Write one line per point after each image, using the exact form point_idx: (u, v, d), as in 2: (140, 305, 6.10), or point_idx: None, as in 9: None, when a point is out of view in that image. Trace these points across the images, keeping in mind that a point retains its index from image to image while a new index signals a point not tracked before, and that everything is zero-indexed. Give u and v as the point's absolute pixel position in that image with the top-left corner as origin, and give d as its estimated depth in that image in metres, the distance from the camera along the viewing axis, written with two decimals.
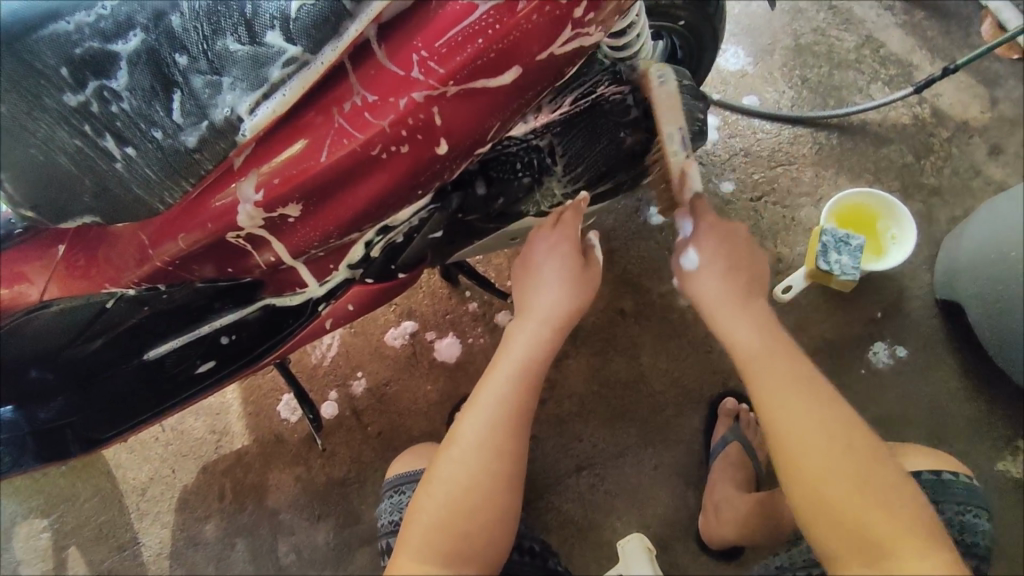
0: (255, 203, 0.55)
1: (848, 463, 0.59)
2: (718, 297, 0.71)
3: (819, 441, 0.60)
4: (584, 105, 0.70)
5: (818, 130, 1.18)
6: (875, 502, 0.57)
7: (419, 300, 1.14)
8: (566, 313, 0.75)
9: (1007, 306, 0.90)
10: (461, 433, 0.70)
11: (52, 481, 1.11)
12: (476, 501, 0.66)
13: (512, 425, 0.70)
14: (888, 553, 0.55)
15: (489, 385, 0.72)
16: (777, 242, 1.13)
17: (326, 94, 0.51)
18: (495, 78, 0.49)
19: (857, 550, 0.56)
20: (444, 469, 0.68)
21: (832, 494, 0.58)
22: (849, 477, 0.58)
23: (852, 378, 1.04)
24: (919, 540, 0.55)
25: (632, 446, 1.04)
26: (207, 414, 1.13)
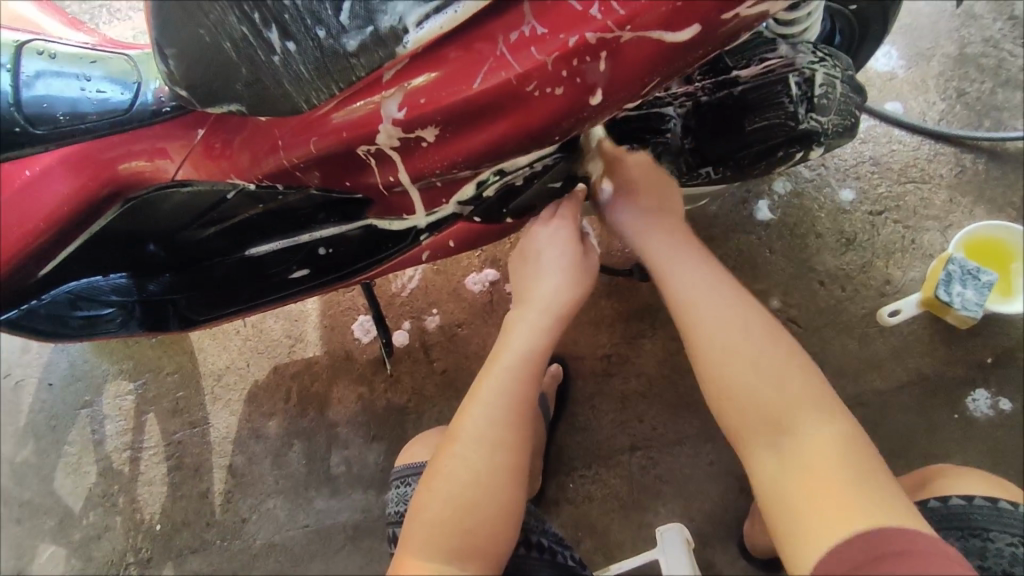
0: (396, 121, 0.56)
1: (760, 359, 0.59)
2: (639, 220, 0.71)
3: (735, 346, 0.60)
4: (758, 71, 0.65)
5: (964, 151, 1.08)
6: (773, 379, 0.58)
7: (505, 251, 1.14)
8: (569, 299, 0.72)
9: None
10: (462, 430, 0.67)
11: (142, 350, 1.20)
12: (480, 497, 0.64)
13: (515, 417, 0.68)
14: (786, 430, 0.57)
15: (491, 375, 0.70)
16: (890, 262, 1.06)
17: (494, 20, 0.50)
18: (673, 33, 0.47)
19: (754, 426, 0.58)
20: (446, 469, 0.65)
21: (739, 393, 0.59)
22: (751, 366, 0.59)
23: (942, 420, 0.98)
24: (818, 416, 0.57)
25: (691, 437, 1.02)
26: (287, 318, 1.18)
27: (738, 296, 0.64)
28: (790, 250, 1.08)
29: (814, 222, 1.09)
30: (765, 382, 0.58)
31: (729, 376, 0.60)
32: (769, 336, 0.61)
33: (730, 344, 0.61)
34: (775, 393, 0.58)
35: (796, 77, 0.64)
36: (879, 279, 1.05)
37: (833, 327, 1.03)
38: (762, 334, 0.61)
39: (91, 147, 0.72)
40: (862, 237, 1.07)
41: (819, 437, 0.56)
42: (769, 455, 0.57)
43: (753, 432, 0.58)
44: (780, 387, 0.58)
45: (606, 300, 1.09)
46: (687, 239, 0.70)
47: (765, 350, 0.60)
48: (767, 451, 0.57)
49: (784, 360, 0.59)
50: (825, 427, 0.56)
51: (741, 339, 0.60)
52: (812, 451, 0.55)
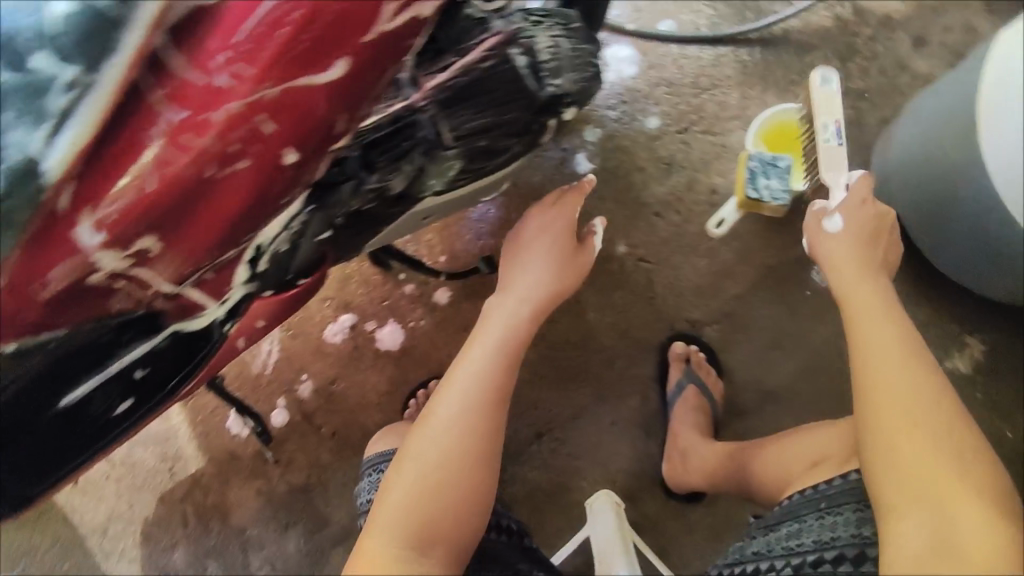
0: (101, 246, 0.44)
1: (946, 438, 0.56)
2: (844, 244, 0.76)
3: (918, 410, 0.58)
4: (479, 57, 0.62)
5: (739, 46, 1.11)
6: (940, 454, 0.55)
7: (353, 291, 1.10)
8: (543, 294, 0.80)
9: (953, 200, 0.85)
10: (434, 416, 0.70)
11: (9, 535, 1.07)
12: (445, 477, 0.66)
13: (489, 407, 0.72)
14: (948, 501, 0.52)
15: (466, 363, 0.75)
16: (710, 172, 1.08)
17: (131, 121, 0.42)
18: (322, 75, 0.43)
19: (916, 498, 0.54)
20: (415, 450, 0.68)
21: (915, 462, 0.55)
22: (934, 444, 0.56)
23: (799, 301, 1.02)
24: (975, 494, 0.52)
25: (587, 406, 1.02)
26: (155, 443, 1.09)
27: (924, 364, 0.62)
28: (619, 192, 1.08)
29: (632, 158, 1.10)
30: (951, 458, 0.55)
31: (902, 441, 0.57)
32: (901, 372, 0.61)
33: (893, 375, 0.61)
34: (905, 428, 0.57)
35: (516, 51, 0.62)
36: (705, 192, 1.07)
37: (681, 252, 1.05)
38: (930, 388, 0.60)
39: None
40: (679, 157, 1.09)
41: (942, 469, 0.54)
42: (921, 525, 0.52)
43: (912, 503, 0.54)
44: (918, 433, 0.57)
45: (466, 303, 1.07)
46: (862, 271, 0.73)
47: (940, 417, 0.58)
48: (919, 524, 0.52)
49: (952, 421, 0.58)
50: (985, 509, 0.52)
51: (923, 402, 0.59)
52: (975, 538, 0.50)
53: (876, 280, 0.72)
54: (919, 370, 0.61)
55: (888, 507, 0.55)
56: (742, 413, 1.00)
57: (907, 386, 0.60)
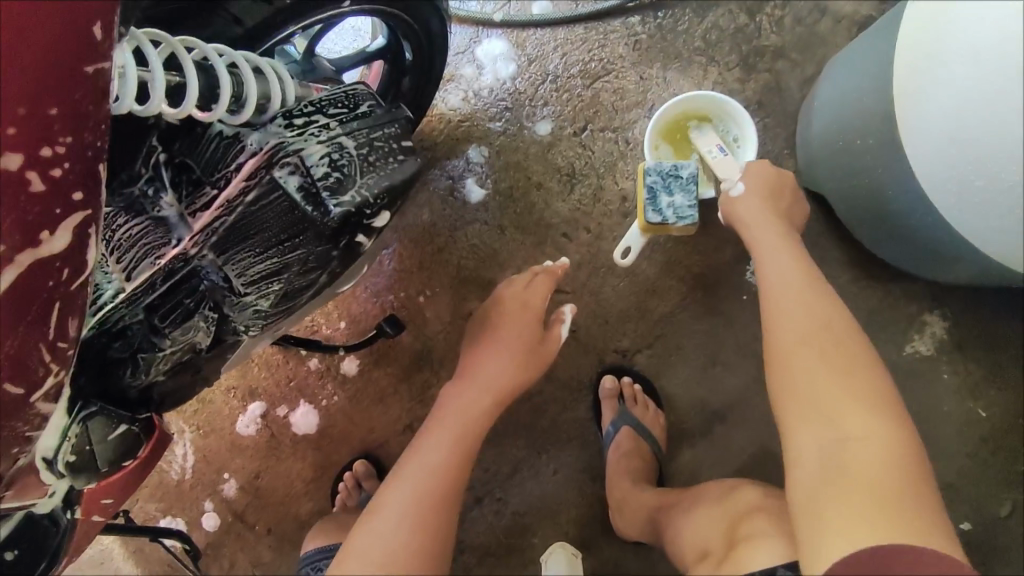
0: None
1: (853, 378, 0.59)
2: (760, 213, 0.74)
3: (823, 351, 0.62)
4: (238, 186, 0.50)
5: (629, 17, 0.94)
6: (843, 386, 0.59)
7: (256, 376, 1.01)
8: (507, 381, 0.77)
9: (885, 200, 0.74)
10: (393, 486, 0.67)
11: None
12: (405, 557, 0.62)
13: (454, 473, 0.69)
14: (840, 418, 0.57)
15: (435, 432, 0.73)
16: (617, 176, 0.94)
17: None
18: None
19: (812, 415, 0.58)
20: (370, 528, 0.63)
21: (820, 395, 0.59)
22: (839, 374, 0.60)
23: (735, 308, 0.91)
24: (869, 410, 0.57)
25: (524, 459, 0.94)
26: (94, 566, 1.04)
27: (834, 307, 0.66)
28: (520, 217, 0.95)
29: (528, 173, 0.96)
30: (849, 391, 0.58)
31: (805, 372, 0.61)
32: (827, 354, 0.62)
33: (813, 354, 0.62)
34: (827, 403, 0.58)
35: (281, 170, 0.50)
36: (615, 199, 0.94)
37: (598, 274, 0.93)
38: (838, 330, 0.64)
39: None
40: (579, 164, 0.95)
41: (873, 430, 0.55)
42: (822, 441, 0.56)
43: (809, 422, 0.58)
44: (842, 376, 0.59)
45: (377, 371, 0.97)
46: (813, 279, 0.68)
47: (840, 355, 0.62)
48: (819, 442, 0.56)
49: (860, 358, 0.61)
50: (881, 428, 0.55)
51: (820, 348, 0.62)
52: (871, 467, 0.53)
53: (794, 247, 0.72)
54: (828, 321, 0.64)
55: (787, 428, 0.60)
56: (689, 438, 0.92)
57: (837, 365, 0.60)
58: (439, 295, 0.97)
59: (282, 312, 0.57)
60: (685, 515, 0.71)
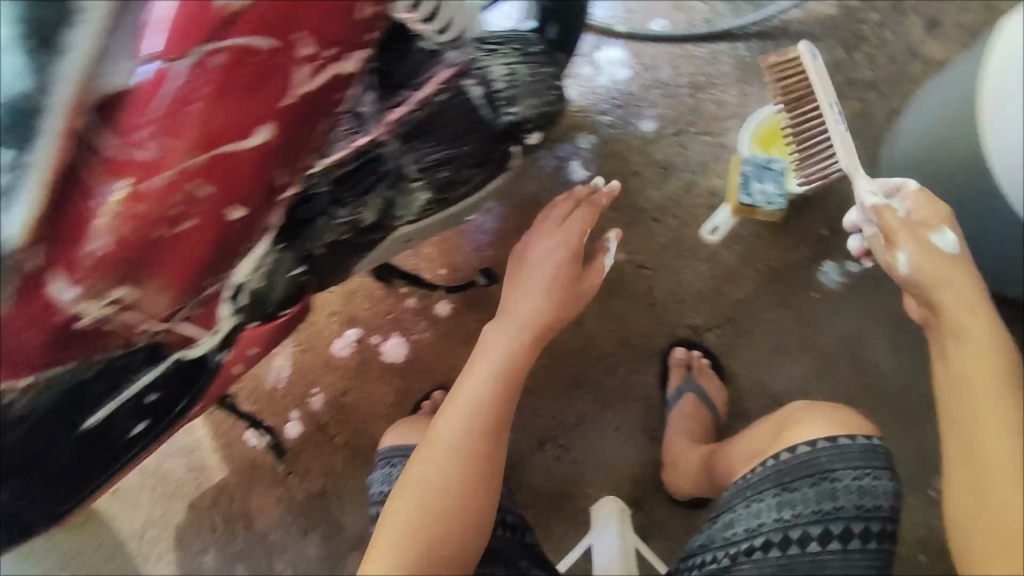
0: (76, 298, 0.46)
1: (1003, 365, 0.58)
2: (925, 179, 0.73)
3: (983, 338, 0.60)
4: (435, 89, 0.61)
5: (736, 42, 1.08)
6: (991, 375, 0.58)
7: (358, 305, 1.13)
8: (541, 317, 0.83)
9: (951, 207, 0.85)
10: (434, 435, 0.72)
11: (56, 542, 1.15)
12: (451, 504, 0.68)
13: (485, 425, 0.74)
14: (1022, 395, 0.56)
15: (474, 380, 0.78)
16: (708, 174, 1.06)
17: (71, 206, 0.44)
18: (248, 139, 0.46)
19: (997, 398, 0.57)
20: (417, 476, 0.69)
21: (972, 379, 0.59)
22: (988, 364, 0.59)
23: (803, 303, 1.00)
24: (1022, 405, 0.56)
25: (590, 413, 1.04)
26: (183, 454, 1.16)
27: (977, 288, 0.64)
28: (616, 200, 1.07)
29: (628, 162, 1.08)
30: (1009, 377, 0.57)
31: (966, 349, 0.60)
32: (987, 327, 0.61)
33: (978, 374, 0.58)
34: (971, 415, 0.57)
35: (470, 82, 0.63)
36: (704, 195, 1.06)
37: (680, 257, 1.04)
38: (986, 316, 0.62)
39: None
40: (676, 160, 1.07)
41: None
42: (1008, 416, 0.56)
43: (984, 407, 0.57)
44: (993, 362, 0.58)
45: (468, 314, 1.10)
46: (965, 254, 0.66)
47: (991, 342, 0.60)
48: (1009, 428, 0.55)
49: (1008, 345, 0.60)
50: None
51: (967, 315, 0.62)
52: (1010, 459, 0.54)
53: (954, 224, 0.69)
54: (966, 302, 0.63)
55: (968, 421, 0.57)
56: (745, 416, 1.00)
57: (976, 376, 0.58)
58: None
59: (437, 207, 0.71)
60: (734, 446, 0.82)
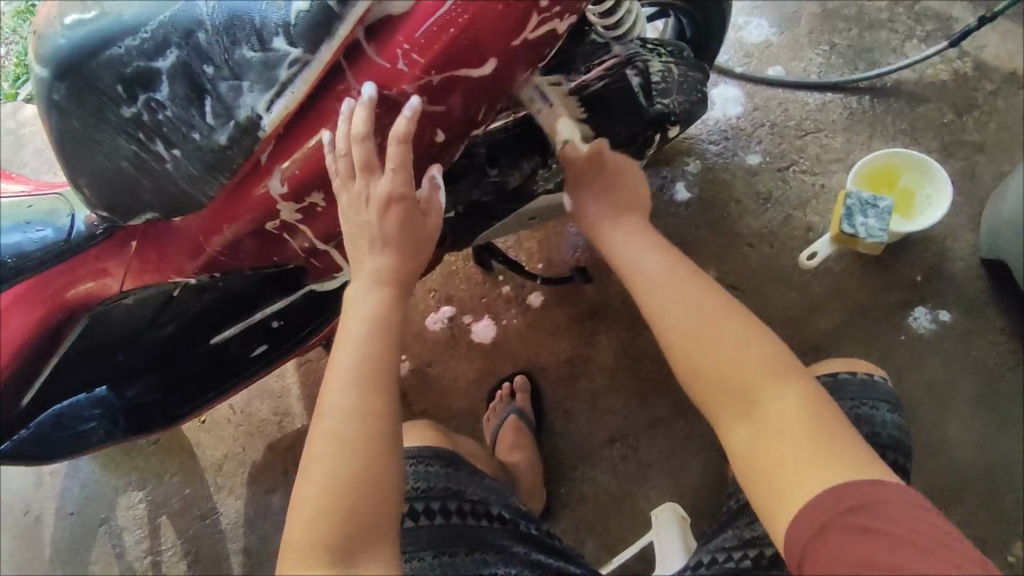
0: (284, 195, 0.64)
1: (771, 357, 0.56)
2: (592, 216, 0.70)
3: (723, 351, 0.57)
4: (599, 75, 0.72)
5: (848, 95, 1.15)
6: (750, 355, 0.56)
7: (455, 285, 1.19)
8: (396, 267, 0.61)
9: None
10: (324, 409, 0.56)
11: (144, 458, 1.25)
12: (359, 477, 0.53)
13: (376, 385, 0.56)
14: (757, 400, 0.55)
15: (344, 349, 0.58)
16: (807, 211, 1.11)
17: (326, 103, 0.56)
18: (476, 69, 0.53)
19: (725, 400, 0.56)
20: (311, 455, 0.54)
21: (718, 356, 0.57)
22: (735, 352, 0.56)
23: (892, 344, 1.02)
24: (773, 378, 0.55)
25: (664, 418, 1.07)
26: (271, 397, 1.24)
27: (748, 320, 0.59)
28: (714, 222, 1.13)
29: (731, 190, 1.14)
30: (758, 378, 0.55)
31: (703, 355, 0.57)
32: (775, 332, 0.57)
33: (697, 348, 0.58)
34: (745, 382, 0.55)
35: (631, 72, 0.71)
36: (801, 229, 1.10)
37: (770, 281, 1.08)
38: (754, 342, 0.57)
39: (42, 282, 0.78)
40: (777, 193, 1.12)
41: (784, 410, 0.54)
42: (741, 426, 0.56)
43: (726, 405, 0.57)
44: (770, 369, 0.56)
45: (556, 309, 1.15)
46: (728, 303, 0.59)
47: (753, 344, 0.57)
48: (738, 423, 0.56)
49: (739, 322, 0.58)
50: (786, 390, 0.55)
51: (740, 343, 0.57)
52: (804, 448, 0.52)
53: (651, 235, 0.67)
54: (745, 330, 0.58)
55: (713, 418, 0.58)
56: None
57: (715, 340, 0.57)
58: None
59: None
60: None
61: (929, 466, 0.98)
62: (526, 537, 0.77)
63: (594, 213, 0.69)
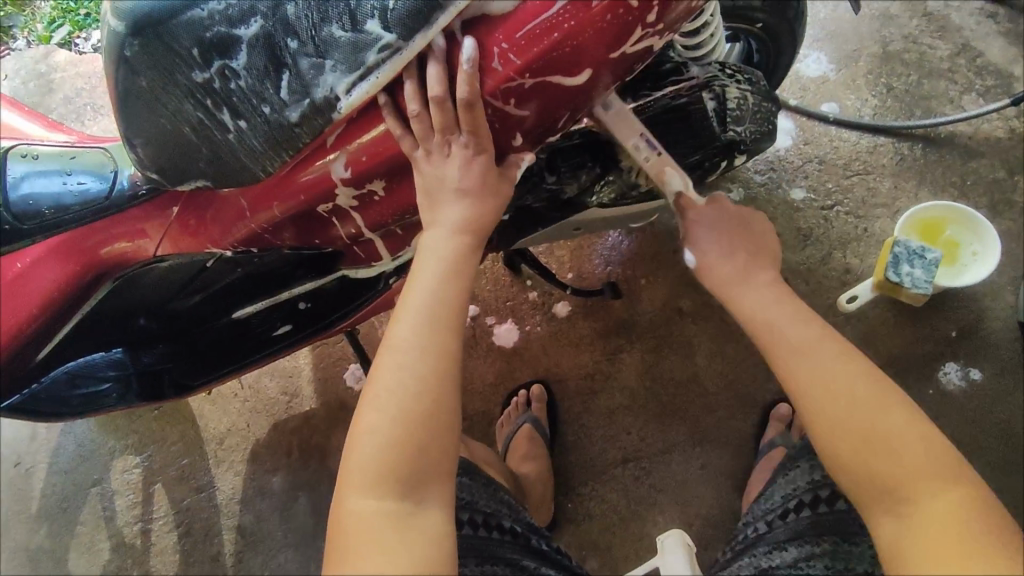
0: (344, 179, 0.62)
1: (876, 450, 0.51)
2: (725, 265, 0.63)
3: (853, 432, 0.52)
4: (675, 93, 0.70)
5: (900, 140, 1.14)
6: (888, 451, 0.50)
7: (481, 286, 1.18)
8: (478, 213, 0.57)
9: None
10: (394, 336, 0.52)
11: (146, 423, 1.23)
12: (432, 410, 0.50)
13: (455, 321, 0.53)
14: (909, 500, 0.49)
15: (421, 280, 0.54)
16: (848, 252, 1.09)
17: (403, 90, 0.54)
18: (570, 79, 0.51)
19: (873, 497, 0.51)
20: (382, 381, 0.50)
21: (856, 454, 0.52)
22: (862, 435, 0.51)
23: (919, 396, 1.01)
24: (936, 482, 0.49)
25: (680, 444, 1.06)
26: (281, 376, 1.22)
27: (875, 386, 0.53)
28: None
29: (771, 222, 1.12)
30: (896, 468, 0.50)
31: (833, 431, 0.52)
32: (868, 428, 0.51)
33: (849, 432, 0.52)
34: (903, 479, 0.50)
35: (708, 96, 0.69)
36: (838, 270, 1.09)
37: None
38: (873, 412, 0.52)
39: (75, 236, 0.76)
40: (818, 231, 1.11)
41: (946, 512, 0.48)
42: (893, 526, 0.50)
43: (872, 502, 0.51)
44: (872, 446, 0.51)
45: (582, 321, 1.13)
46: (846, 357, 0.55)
47: (877, 419, 0.51)
48: (889, 521, 0.50)
49: (887, 408, 0.52)
50: (947, 494, 0.48)
51: (848, 408, 0.52)
52: (950, 537, 0.47)
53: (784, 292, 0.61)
54: (847, 389, 0.53)
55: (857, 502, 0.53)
56: None
57: (875, 428, 0.51)
58: (658, 284, 1.13)
59: (637, 196, 0.78)
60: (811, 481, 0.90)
61: None
62: (538, 553, 0.73)
63: (711, 251, 0.64)
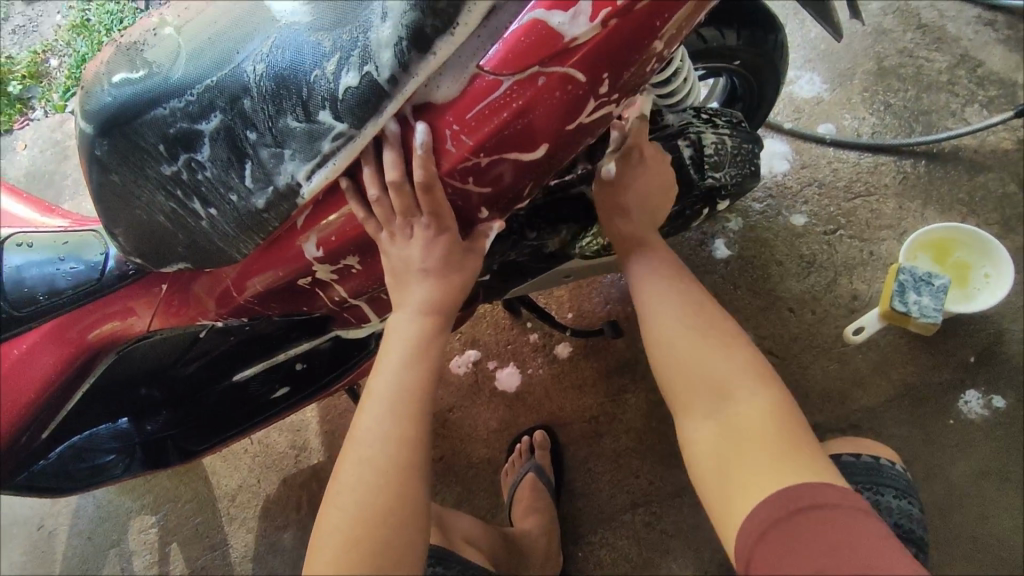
0: (318, 257, 0.62)
1: (713, 364, 0.59)
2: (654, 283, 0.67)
3: (698, 353, 0.60)
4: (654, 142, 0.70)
5: (901, 158, 1.10)
6: (718, 360, 0.59)
7: (482, 330, 1.17)
8: (444, 297, 0.58)
9: None
10: (358, 432, 0.55)
11: (160, 482, 1.25)
12: (391, 505, 0.52)
13: (416, 412, 0.56)
14: (729, 397, 0.57)
15: (384, 372, 0.57)
16: (854, 278, 1.06)
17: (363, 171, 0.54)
18: (528, 153, 0.51)
19: (697, 395, 0.59)
20: (345, 478, 0.53)
21: (692, 371, 0.60)
22: (697, 350, 0.61)
23: (940, 428, 0.96)
24: (751, 382, 0.58)
25: (690, 486, 1.03)
26: (289, 430, 1.23)
27: (721, 326, 0.63)
28: (754, 283, 1.08)
29: (772, 251, 1.09)
30: (721, 371, 0.59)
31: (679, 353, 0.61)
32: (702, 344, 0.61)
33: (686, 348, 0.61)
34: (723, 378, 0.58)
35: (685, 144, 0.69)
36: (845, 296, 1.05)
37: (811, 352, 1.03)
38: (716, 339, 0.61)
39: (66, 320, 0.77)
40: (822, 257, 1.08)
41: (755, 405, 0.56)
42: (708, 425, 0.57)
43: (696, 401, 0.59)
44: (711, 354, 0.60)
45: (584, 361, 1.12)
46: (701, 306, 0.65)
47: (714, 340, 0.61)
48: (707, 423, 0.57)
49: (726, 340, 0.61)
50: (760, 395, 0.57)
51: (690, 334, 0.62)
52: (752, 425, 0.55)
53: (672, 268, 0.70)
54: (693, 324, 0.63)
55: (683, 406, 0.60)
56: None
57: (702, 347, 0.61)
58: None
59: None
60: None
61: (980, 563, 0.91)
62: None
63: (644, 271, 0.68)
